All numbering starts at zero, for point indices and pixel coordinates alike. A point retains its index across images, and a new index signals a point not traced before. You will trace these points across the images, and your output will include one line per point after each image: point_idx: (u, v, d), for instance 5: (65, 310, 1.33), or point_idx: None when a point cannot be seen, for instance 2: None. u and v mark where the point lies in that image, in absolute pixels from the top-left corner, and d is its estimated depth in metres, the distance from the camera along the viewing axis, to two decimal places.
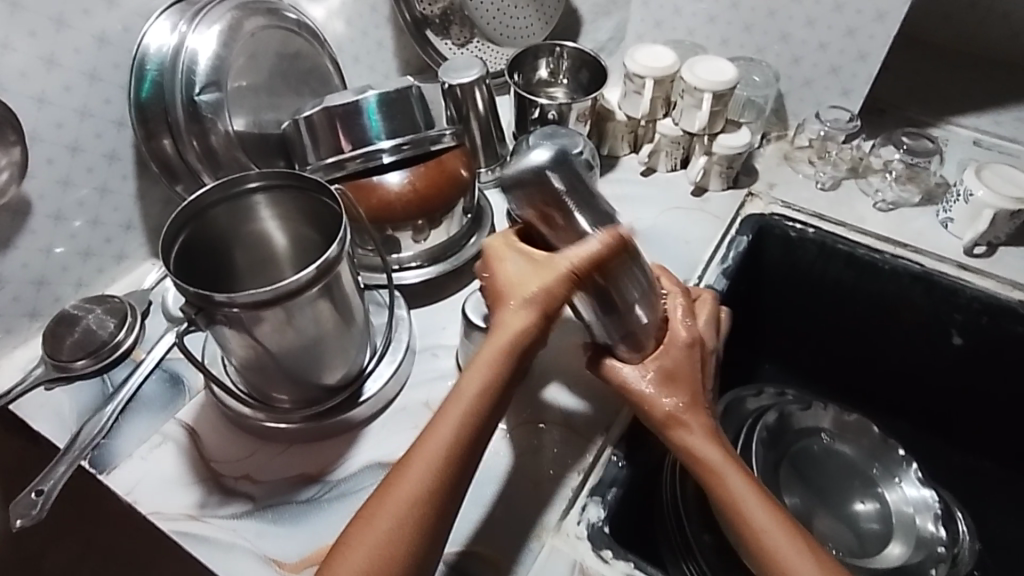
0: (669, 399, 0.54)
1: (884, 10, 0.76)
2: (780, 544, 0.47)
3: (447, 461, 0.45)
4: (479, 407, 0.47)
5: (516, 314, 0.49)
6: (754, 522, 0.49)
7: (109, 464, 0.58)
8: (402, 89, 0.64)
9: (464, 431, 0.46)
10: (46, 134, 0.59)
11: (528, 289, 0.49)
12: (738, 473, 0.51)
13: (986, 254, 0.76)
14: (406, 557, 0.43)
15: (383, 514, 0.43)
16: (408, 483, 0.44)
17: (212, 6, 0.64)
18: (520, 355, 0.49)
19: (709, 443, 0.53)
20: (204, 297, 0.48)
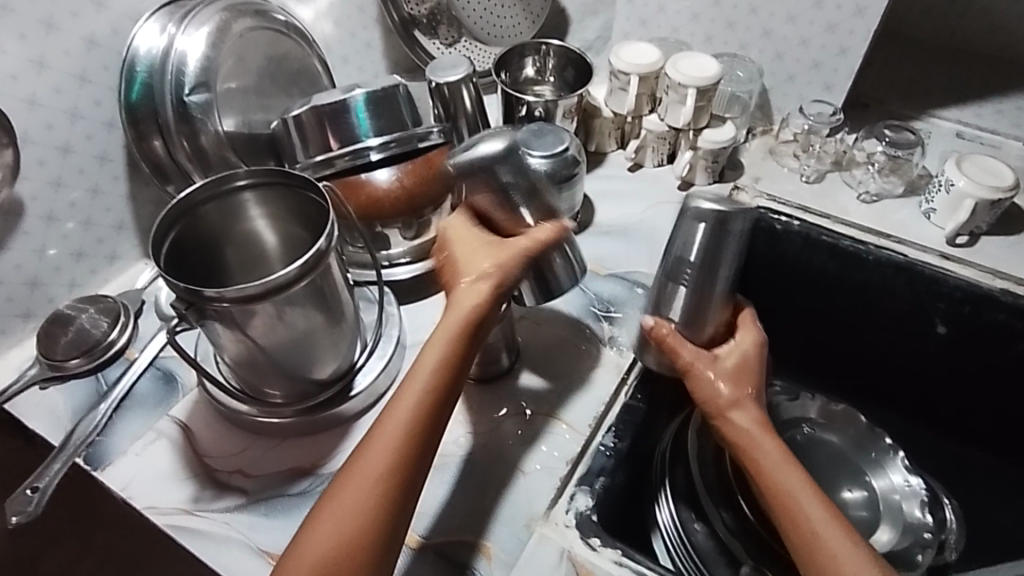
0: (731, 388, 0.56)
1: (863, 5, 0.77)
2: (829, 537, 0.46)
3: (406, 441, 0.45)
4: (439, 378, 0.48)
5: (471, 290, 0.51)
6: (801, 511, 0.48)
7: (104, 461, 0.59)
8: (389, 87, 0.65)
9: (427, 402, 0.47)
10: (37, 136, 0.60)
11: (482, 267, 0.52)
12: (794, 470, 0.51)
13: (968, 243, 0.78)
14: (372, 527, 0.42)
15: (359, 477, 0.43)
16: (374, 460, 0.44)
17: (201, 8, 0.65)
18: (473, 332, 0.50)
19: (763, 434, 0.53)
20: (194, 292, 0.48)
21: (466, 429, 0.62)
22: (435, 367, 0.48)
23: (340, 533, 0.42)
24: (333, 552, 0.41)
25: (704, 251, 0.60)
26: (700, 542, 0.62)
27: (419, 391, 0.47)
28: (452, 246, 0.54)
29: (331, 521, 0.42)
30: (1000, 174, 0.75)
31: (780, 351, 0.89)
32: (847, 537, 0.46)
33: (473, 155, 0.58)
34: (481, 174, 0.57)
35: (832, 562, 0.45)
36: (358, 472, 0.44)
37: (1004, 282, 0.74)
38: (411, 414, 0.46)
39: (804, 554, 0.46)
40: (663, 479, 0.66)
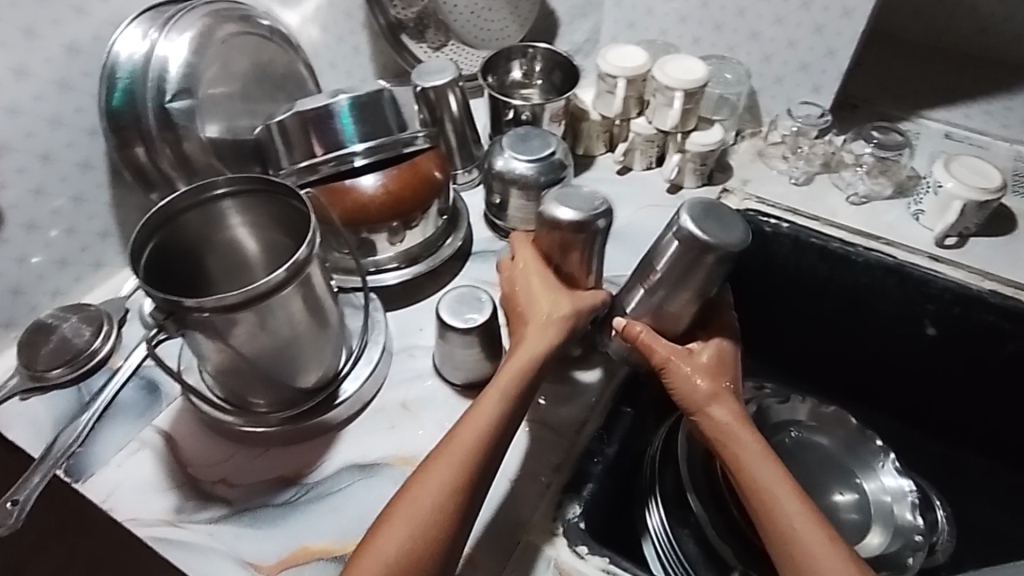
0: (707, 381, 0.55)
1: (850, 7, 0.77)
2: (806, 535, 0.47)
3: (460, 481, 0.47)
4: (513, 402, 0.51)
5: (546, 326, 0.55)
6: (780, 508, 0.49)
7: (85, 472, 0.58)
8: (374, 92, 0.64)
9: (501, 423, 0.50)
10: (17, 144, 0.60)
11: (550, 310, 0.56)
12: (770, 465, 0.51)
13: (956, 245, 0.77)
14: (442, 536, 0.45)
15: (430, 486, 0.46)
16: (420, 499, 0.46)
17: (183, 14, 0.65)
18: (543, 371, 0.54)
19: (741, 427, 0.53)
20: (173, 302, 0.48)
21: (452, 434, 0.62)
22: (510, 390, 0.51)
23: (413, 542, 0.44)
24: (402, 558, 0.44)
25: (672, 266, 0.56)
26: (690, 547, 0.62)
27: (494, 411, 0.50)
28: (520, 285, 0.58)
29: (402, 524, 0.45)
30: (988, 175, 0.74)
31: (771, 352, 0.89)
32: (824, 535, 0.47)
33: (565, 214, 0.54)
34: (580, 236, 0.55)
35: (809, 561, 0.46)
36: (431, 482, 0.47)
37: (992, 283, 0.74)
38: (486, 430, 0.49)
39: (781, 550, 0.48)
40: (653, 484, 0.66)
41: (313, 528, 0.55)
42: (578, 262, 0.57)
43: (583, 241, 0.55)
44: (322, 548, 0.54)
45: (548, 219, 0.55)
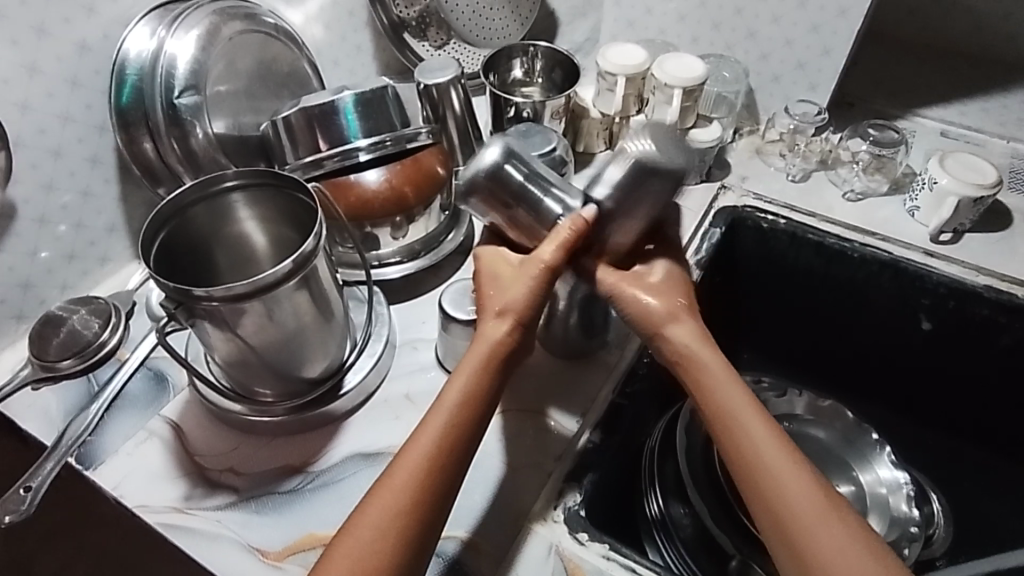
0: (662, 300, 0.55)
1: (846, 6, 0.78)
2: (770, 460, 0.47)
3: (428, 473, 0.45)
4: (463, 406, 0.48)
5: (496, 326, 0.51)
6: (743, 435, 0.49)
7: (95, 461, 0.59)
8: (377, 89, 0.66)
9: (455, 427, 0.47)
10: (29, 140, 0.61)
11: (504, 301, 0.52)
12: (732, 384, 0.51)
13: (951, 240, 0.78)
14: (402, 546, 0.43)
15: (391, 488, 0.45)
16: (393, 495, 0.44)
17: (190, 12, 0.66)
18: (498, 367, 0.50)
19: (701, 347, 0.53)
20: (183, 291, 0.49)
21: None
22: (462, 395, 0.48)
23: (371, 554, 0.43)
24: (365, 562, 0.42)
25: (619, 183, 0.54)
26: (688, 537, 0.63)
27: (444, 420, 0.47)
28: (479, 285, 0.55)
29: (364, 530, 0.43)
30: (982, 171, 0.76)
31: (767, 347, 0.90)
32: (785, 456, 0.47)
33: (470, 173, 0.56)
34: (492, 188, 0.56)
35: (772, 486, 0.46)
36: (390, 488, 0.45)
37: (987, 277, 0.75)
38: (440, 436, 0.47)
39: (749, 478, 0.48)
40: (652, 474, 0.67)
41: (319, 517, 0.56)
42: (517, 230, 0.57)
43: (504, 194, 0.56)
44: (326, 535, 0.55)
45: (465, 189, 0.57)
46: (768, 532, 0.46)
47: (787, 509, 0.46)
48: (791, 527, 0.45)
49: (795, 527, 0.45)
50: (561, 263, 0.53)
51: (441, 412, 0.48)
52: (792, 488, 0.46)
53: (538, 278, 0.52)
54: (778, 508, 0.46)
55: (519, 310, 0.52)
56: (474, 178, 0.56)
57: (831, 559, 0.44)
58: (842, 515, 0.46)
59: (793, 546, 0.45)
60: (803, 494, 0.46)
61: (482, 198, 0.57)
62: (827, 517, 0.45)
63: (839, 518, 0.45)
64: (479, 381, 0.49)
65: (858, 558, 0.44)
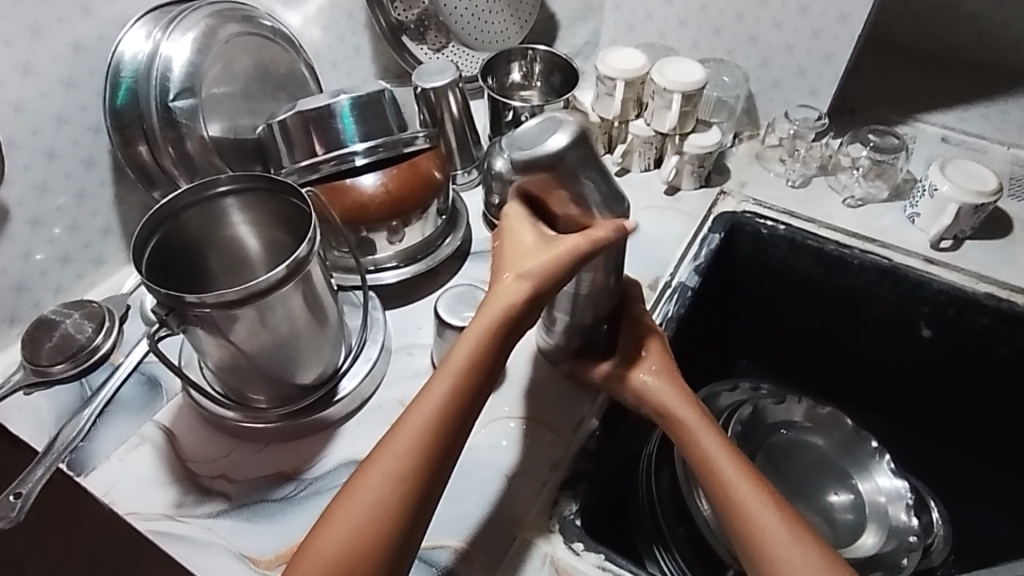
0: (645, 372, 0.58)
1: (847, 12, 0.77)
2: (746, 497, 0.48)
3: (433, 436, 0.45)
4: (467, 374, 0.47)
5: (507, 289, 0.48)
6: (723, 474, 0.50)
7: (86, 466, 0.59)
8: (374, 92, 0.65)
9: (457, 395, 0.46)
10: (23, 141, 0.60)
11: (527, 265, 0.49)
12: (710, 432, 0.53)
13: (951, 247, 0.78)
14: (395, 521, 0.42)
15: (394, 448, 0.44)
16: (396, 457, 0.44)
17: (186, 14, 0.65)
18: (504, 337, 0.48)
19: (683, 403, 0.55)
20: (175, 297, 0.48)
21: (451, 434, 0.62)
22: (467, 362, 0.47)
23: (373, 515, 0.42)
24: (366, 525, 0.42)
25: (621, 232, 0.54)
26: (684, 548, 0.62)
27: (446, 388, 0.46)
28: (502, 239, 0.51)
29: (351, 506, 0.42)
30: (983, 179, 0.75)
31: (767, 355, 0.90)
32: (759, 495, 0.48)
33: (531, 151, 0.45)
34: (552, 173, 0.46)
35: (749, 520, 0.47)
36: (382, 460, 0.44)
37: (987, 286, 0.74)
38: (444, 400, 0.46)
39: (729, 515, 0.49)
40: (648, 483, 0.66)
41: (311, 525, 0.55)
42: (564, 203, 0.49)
43: (557, 181, 0.47)
44: None
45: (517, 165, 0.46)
46: (751, 567, 0.47)
47: (765, 541, 0.46)
48: (769, 559, 0.46)
49: (772, 557, 0.46)
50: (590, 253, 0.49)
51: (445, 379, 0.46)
52: (769, 523, 0.47)
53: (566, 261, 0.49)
54: (756, 540, 0.47)
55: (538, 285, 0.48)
56: (540, 159, 0.45)
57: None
58: (811, 547, 0.46)
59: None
60: (778, 525, 0.47)
61: (529, 176, 0.46)
62: (803, 548, 0.46)
63: (813, 548, 0.46)
64: (486, 347, 0.47)
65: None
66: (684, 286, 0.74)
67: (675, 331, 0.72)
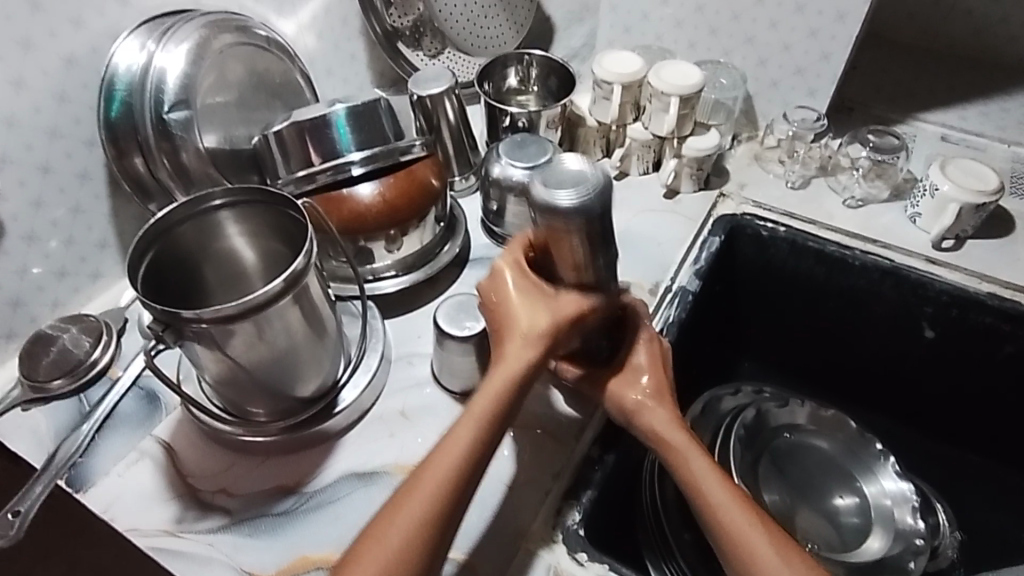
0: (634, 392, 0.55)
1: (844, 11, 0.77)
2: (736, 521, 0.48)
3: (459, 478, 0.45)
4: (492, 419, 0.48)
5: (522, 341, 0.50)
6: (711, 500, 0.49)
7: (87, 482, 0.59)
8: (370, 101, 0.65)
9: (483, 440, 0.47)
10: (17, 157, 0.60)
11: (536, 325, 0.50)
12: (701, 455, 0.51)
13: (953, 247, 0.77)
14: (421, 566, 0.42)
15: (421, 492, 0.44)
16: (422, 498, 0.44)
17: (179, 25, 0.65)
18: (521, 389, 0.49)
19: (673, 427, 0.53)
20: (171, 314, 0.48)
21: None
22: (491, 408, 0.48)
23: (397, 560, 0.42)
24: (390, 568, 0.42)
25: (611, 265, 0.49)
26: (690, 555, 0.62)
27: (473, 432, 0.47)
28: (500, 294, 0.52)
29: (378, 551, 0.42)
30: (984, 178, 0.74)
31: (769, 357, 0.89)
32: (752, 522, 0.48)
33: (558, 196, 0.43)
34: (574, 227, 0.44)
35: (740, 546, 0.47)
36: (409, 506, 0.43)
37: (990, 286, 0.74)
38: (471, 444, 0.46)
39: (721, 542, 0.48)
40: (651, 490, 0.65)
41: (314, 538, 0.55)
42: (570, 256, 0.47)
43: (573, 235, 0.45)
44: (322, 557, 0.54)
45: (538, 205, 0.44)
46: None
47: (757, 565, 0.46)
48: None
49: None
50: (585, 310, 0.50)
51: (468, 424, 0.47)
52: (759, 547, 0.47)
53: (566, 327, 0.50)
54: (750, 568, 0.46)
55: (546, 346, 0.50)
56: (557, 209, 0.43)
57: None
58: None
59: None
60: (770, 554, 0.46)
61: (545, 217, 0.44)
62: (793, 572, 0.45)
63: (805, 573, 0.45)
64: (508, 396, 0.49)
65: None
66: (685, 290, 0.74)
67: (677, 335, 0.71)
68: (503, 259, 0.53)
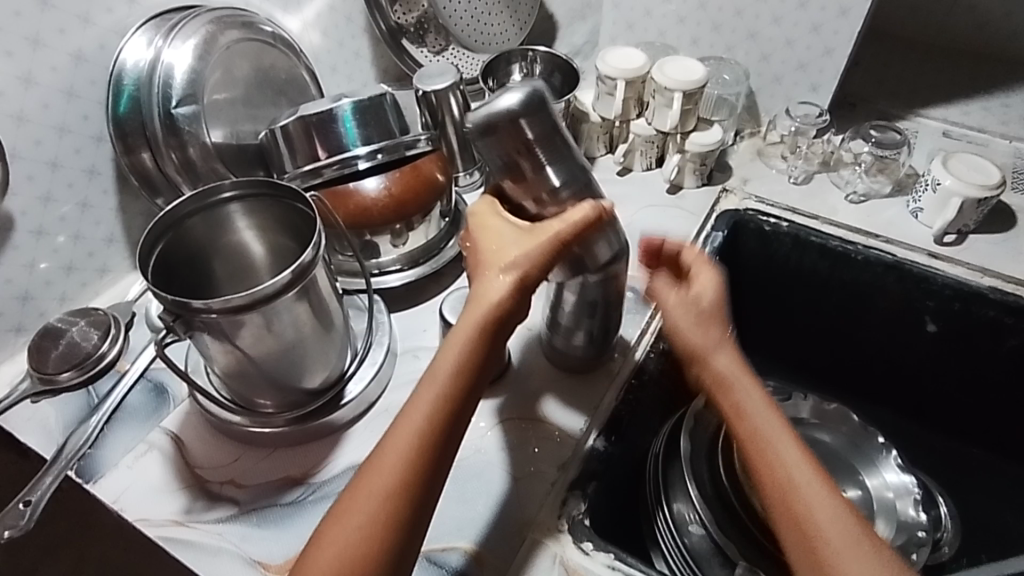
0: (700, 336, 0.53)
1: (847, 6, 0.77)
2: (808, 493, 0.45)
3: (420, 447, 0.43)
4: (457, 378, 0.45)
5: (488, 292, 0.47)
6: (783, 460, 0.47)
7: (95, 474, 0.59)
8: (376, 96, 0.66)
9: (444, 403, 0.44)
10: (26, 152, 0.60)
11: (507, 255, 0.48)
12: (773, 419, 0.49)
13: (955, 241, 0.78)
14: (386, 541, 0.41)
15: (381, 467, 0.42)
16: (382, 473, 0.42)
17: (187, 21, 0.65)
18: (494, 332, 0.47)
19: (745, 383, 0.51)
20: (181, 304, 0.48)
21: None
22: (454, 367, 0.45)
23: (359, 539, 0.40)
24: (351, 547, 0.40)
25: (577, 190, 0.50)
26: (695, 545, 0.62)
27: (435, 394, 0.44)
28: (473, 237, 0.51)
29: (339, 530, 0.41)
30: (987, 173, 0.75)
31: (772, 352, 0.90)
32: (826, 495, 0.45)
33: (493, 106, 0.45)
34: (518, 136, 0.46)
35: (807, 514, 0.44)
36: (369, 480, 0.42)
37: (992, 279, 0.74)
38: (431, 409, 0.44)
39: (785, 507, 0.45)
40: (658, 480, 0.66)
41: None
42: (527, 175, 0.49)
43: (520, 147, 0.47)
44: None
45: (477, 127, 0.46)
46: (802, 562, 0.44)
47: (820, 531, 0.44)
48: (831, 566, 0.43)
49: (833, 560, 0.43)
50: (569, 237, 0.49)
51: (433, 387, 0.44)
52: (832, 526, 0.44)
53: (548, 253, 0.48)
54: (817, 537, 0.44)
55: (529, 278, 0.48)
56: (496, 121, 0.45)
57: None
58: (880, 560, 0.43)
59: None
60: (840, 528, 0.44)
61: (491, 138, 0.46)
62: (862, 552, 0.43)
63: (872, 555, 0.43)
64: (472, 354, 0.46)
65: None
66: None
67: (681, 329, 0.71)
68: (478, 205, 0.52)
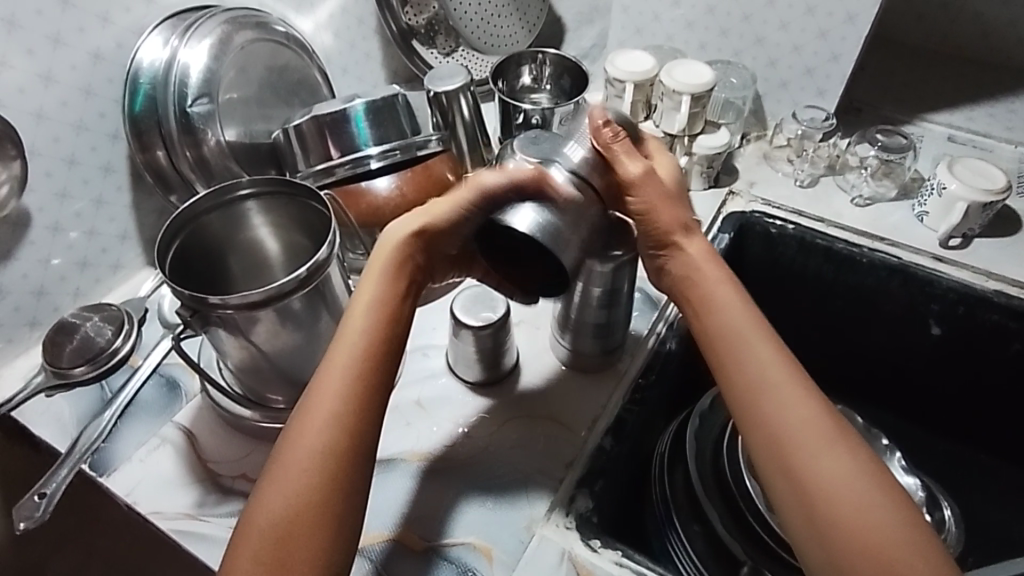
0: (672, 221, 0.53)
1: (854, 13, 0.78)
2: (779, 392, 0.47)
3: (358, 378, 0.47)
4: (383, 313, 0.49)
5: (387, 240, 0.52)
6: (753, 356, 0.49)
7: (109, 467, 0.60)
8: (388, 97, 0.67)
9: (374, 334, 0.48)
10: (44, 148, 0.61)
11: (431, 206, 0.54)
12: (742, 310, 0.51)
13: (960, 245, 0.78)
14: (342, 466, 0.44)
15: (323, 397, 0.46)
16: (325, 403, 0.45)
17: (203, 21, 0.66)
18: (403, 271, 0.52)
19: (716, 273, 0.53)
20: (198, 300, 0.49)
21: (467, 434, 0.62)
22: (379, 302, 0.49)
23: (312, 465, 0.44)
24: (309, 474, 0.44)
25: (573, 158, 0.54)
26: (698, 543, 0.62)
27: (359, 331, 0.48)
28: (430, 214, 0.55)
29: (296, 462, 0.44)
30: (991, 177, 0.75)
31: None
32: (798, 393, 0.47)
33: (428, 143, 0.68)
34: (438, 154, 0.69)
35: (772, 412, 0.47)
36: (315, 409, 0.45)
37: (997, 283, 0.75)
38: (361, 343, 0.48)
39: (751, 411, 0.48)
40: (663, 480, 0.67)
41: None
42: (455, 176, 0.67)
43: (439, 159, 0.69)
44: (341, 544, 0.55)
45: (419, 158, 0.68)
46: (768, 464, 0.47)
47: (785, 426, 0.46)
48: (800, 464, 0.45)
49: (800, 458, 0.45)
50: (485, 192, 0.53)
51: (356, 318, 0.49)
52: (800, 425, 0.46)
53: (459, 212, 0.53)
54: (783, 438, 0.46)
55: (432, 228, 0.53)
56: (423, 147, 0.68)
57: (835, 484, 0.44)
58: (852, 451, 0.45)
59: (795, 475, 0.45)
60: (803, 423, 0.46)
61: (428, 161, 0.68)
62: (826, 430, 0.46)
63: (833, 436, 0.46)
64: (385, 295, 0.50)
65: (863, 487, 0.44)
66: None
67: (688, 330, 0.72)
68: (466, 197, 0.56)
